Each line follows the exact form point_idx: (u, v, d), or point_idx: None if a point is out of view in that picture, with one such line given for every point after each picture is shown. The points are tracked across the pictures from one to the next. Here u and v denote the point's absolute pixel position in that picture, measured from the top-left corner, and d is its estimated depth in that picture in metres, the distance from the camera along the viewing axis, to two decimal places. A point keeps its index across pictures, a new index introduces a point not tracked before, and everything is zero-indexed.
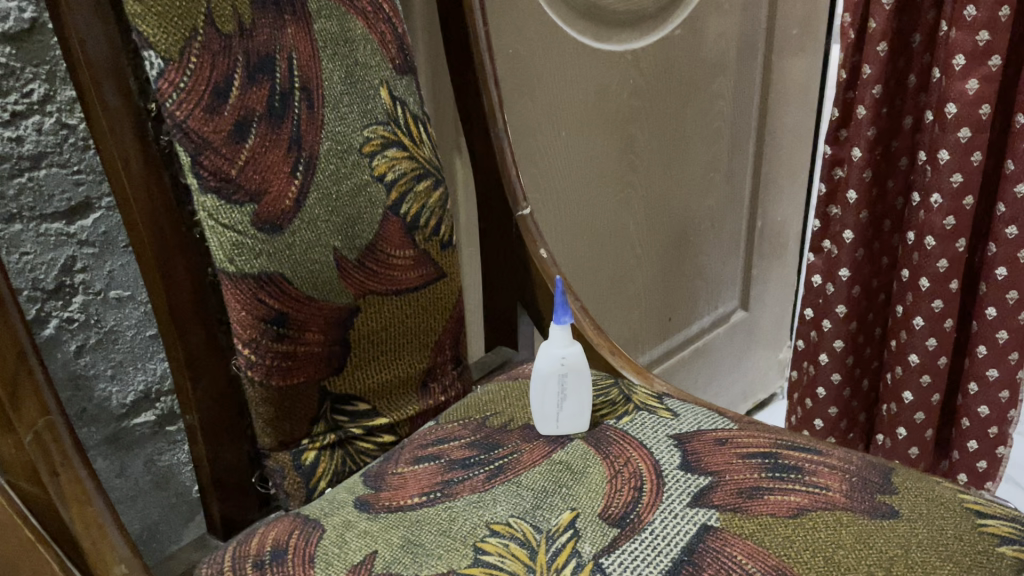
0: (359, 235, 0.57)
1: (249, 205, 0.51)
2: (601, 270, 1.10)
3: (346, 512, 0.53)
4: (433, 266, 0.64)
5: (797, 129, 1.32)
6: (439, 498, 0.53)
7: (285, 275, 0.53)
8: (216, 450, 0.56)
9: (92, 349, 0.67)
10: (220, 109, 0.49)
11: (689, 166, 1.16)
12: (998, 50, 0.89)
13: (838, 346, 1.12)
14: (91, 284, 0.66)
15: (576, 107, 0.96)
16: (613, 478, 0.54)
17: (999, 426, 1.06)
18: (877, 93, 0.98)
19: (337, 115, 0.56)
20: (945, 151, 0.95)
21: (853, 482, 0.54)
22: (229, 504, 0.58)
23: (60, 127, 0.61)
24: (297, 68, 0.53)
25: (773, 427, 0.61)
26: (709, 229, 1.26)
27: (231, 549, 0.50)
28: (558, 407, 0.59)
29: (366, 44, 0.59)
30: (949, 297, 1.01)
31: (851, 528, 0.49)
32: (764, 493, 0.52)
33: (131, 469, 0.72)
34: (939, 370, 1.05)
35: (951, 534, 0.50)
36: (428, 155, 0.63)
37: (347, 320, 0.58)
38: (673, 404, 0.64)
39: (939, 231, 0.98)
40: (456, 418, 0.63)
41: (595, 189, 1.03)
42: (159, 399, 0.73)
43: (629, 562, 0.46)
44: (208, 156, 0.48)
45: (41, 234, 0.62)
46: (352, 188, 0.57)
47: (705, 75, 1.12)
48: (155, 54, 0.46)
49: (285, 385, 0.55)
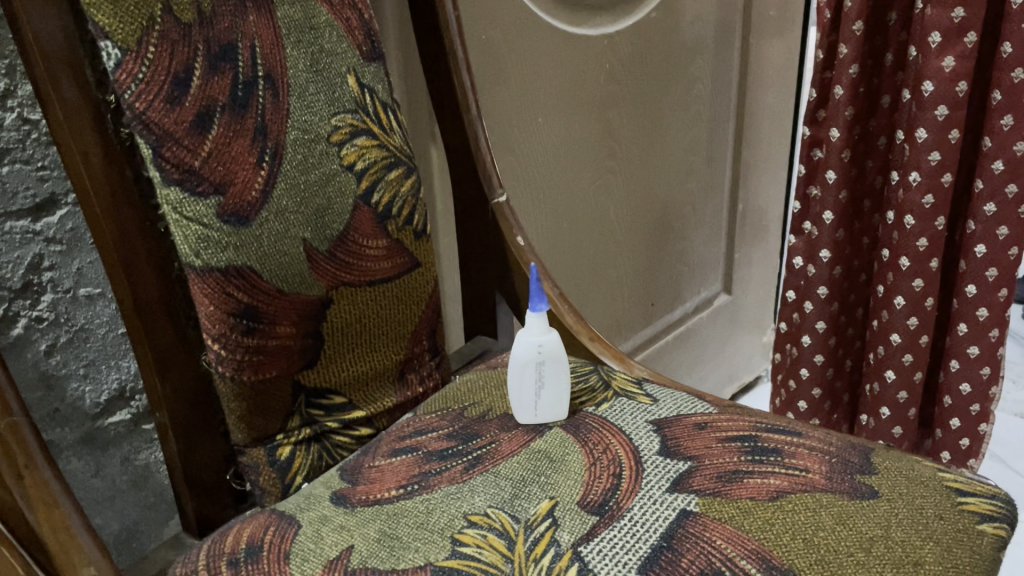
0: (329, 225, 0.56)
1: (214, 197, 0.50)
2: (582, 256, 1.09)
3: (323, 506, 0.52)
4: (408, 255, 0.63)
5: (776, 113, 1.32)
6: (416, 490, 0.52)
7: (253, 268, 0.52)
8: (189, 448, 0.55)
9: (63, 349, 0.66)
10: (181, 99, 0.48)
11: (667, 151, 1.15)
12: (974, 27, 0.89)
13: (820, 328, 1.12)
14: (59, 282, 0.65)
15: (551, 93, 0.95)
16: (592, 465, 0.53)
17: (981, 404, 1.05)
18: (853, 72, 0.97)
19: (303, 103, 0.55)
20: (922, 129, 0.94)
21: (833, 463, 0.53)
22: (202, 500, 0.57)
23: (22, 123, 0.60)
24: (260, 56, 0.52)
25: (752, 410, 0.61)
26: (690, 214, 1.25)
27: (205, 548, 0.50)
28: (536, 396, 0.58)
29: (332, 30, 0.57)
30: (930, 275, 1.01)
31: (831, 509, 0.49)
32: (743, 477, 0.51)
33: (107, 469, 0.71)
34: (921, 348, 1.05)
35: (931, 513, 0.49)
36: (399, 143, 0.61)
37: (319, 312, 0.57)
38: (653, 389, 0.63)
39: (918, 210, 0.98)
40: (434, 409, 0.62)
41: (574, 176, 1.03)
42: (133, 398, 0.72)
43: (608, 549, 0.46)
44: (170, 148, 0.47)
45: (6, 232, 0.60)
46: (320, 178, 0.55)
47: (682, 58, 1.12)
48: (112, 44, 0.45)
49: (257, 379, 0.55)
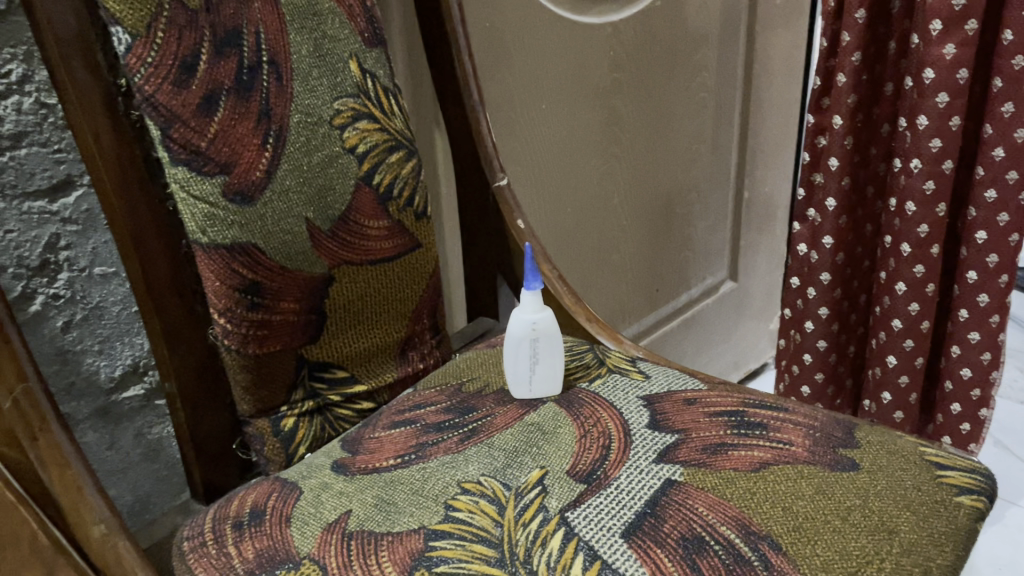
0: (331, 205, 0.59)
1: (220, 176, 0.52)
2: (586, 242, 1.11)
3: (324, 474, 0.55)
4: (409, 236, 0.65)
5: (782, 102, 1.33)
6: (412, 459, 0.55)
7: (258, 246, 0.54)
8: (196, 418, 0.57)
9: (79, 325, 0.68)
10: (188, 82, 0.50)
11: (672, 138, 1.17)
12: (975, 15, 0.90)
13: (823, 314, 1.13)
14: (75, 260, 0.67)
15: (555, 81, 0.97)
16: (582, 437, 0.55)
17: (982, 389, 1.07)
18: (856, 59, 0.98)
19: (306, 88, 0.57)
20: (923, 116, 0.95)
21: (816, 437, 0.55)
22: (210, 469, 0.59)
23: (39, 106, 0.62)
24: (265, 41, 0.54)
25: (742, 387, 0.63)
26: (696, 201, 1.27)
27: (211, 513, 0.52)
28: (531, 371, 0.60)
29: (335, 17, 0.59)
30: (931, 262, 1.02)
31: (811, 480, 0.50)
32: (728, 449, 0.53)
33: (121, 442, 0.74)
34: (923, 334, 1.06)
35: (910, 485, 0.51)
36: (400, 126, 0.63)
37: (322, 289, 0.59)
38: (646, 366, 0.65)
39: (919, 196, 0.99)
40: (434, 384, 0.65)
41: (577, 163, 1.04)
42: (146, 373, 0.75)
43: (594, 515, 0.48)
44: (178, 129, 0.50)
45: (24, 212, 0.63)
46: (322, 160, 0.58)
47: (688, 47, 1.13)
48: (123, 29, 0.47)
49: (262, 353, 0.57)
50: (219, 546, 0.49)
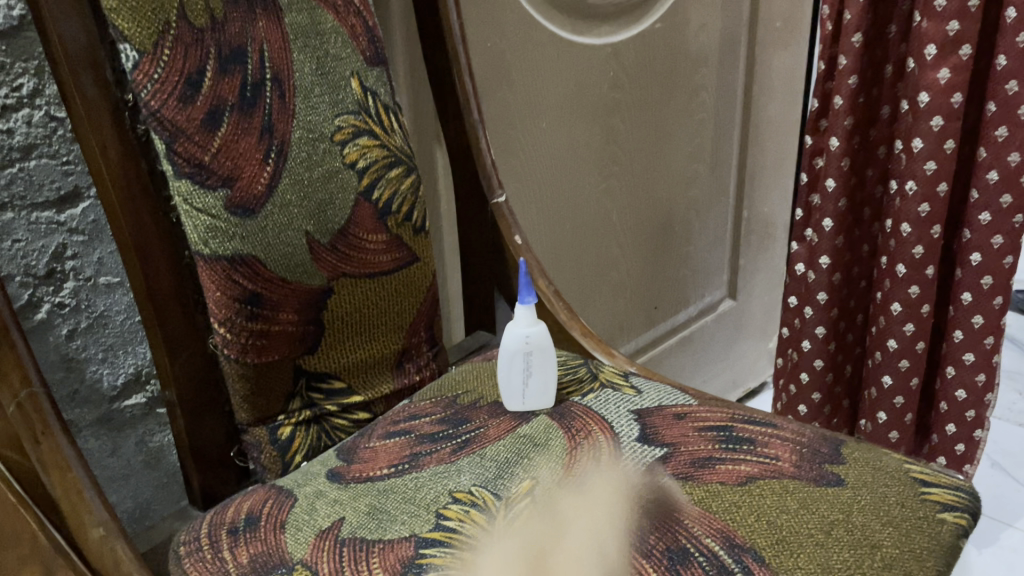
0: (331, 219, 0.60)
1: (222, 189, 0.53)
2: (585, 258, 1.12)
3: (319, 482, 0.56)
4: (408, 250, 0.66)
5: (782, 123, 1.34)
6: (405, 469, 0.56)
7: (258, 258, 0.56)
8: (196, 425, 0.58)
9: (83, 334, 0.70)
10: (192, 98, 0.51)
11: (672, 157, 1.18)
12: (968, 41, 0.91)
13: (820, 333, 1.14)
14: (81, 270, 0.69)
15: (555, 100, 0.99)
16: (573, 449, 0.56)
17: (976, 410, 1.07)
18: (853, 83, 1.00)
19: (308, 104, 0.58)
20: (919, 140, 0.97)
21: (803, 453, 0.56)
22: (208, 476, 0.60)
23: (49, 120, 0.64)
24: (268, 59, 0.56)
25: (732, 403, 0.64)
26: (695, 220, 1.28)
27: (208, 518, 0.53)
28: (524, 384, 0.61)
29: (337, 36, 0.61)
30: (926, 282, 1.03)
31: (796, 494, 0.51)
32: (716, 463, 0.54)
33: (122, 449, 0.75)
34: (918, 354, 1.07)
35: (894, 501, 0.52)
36: (399, 143, 0.65)
37: (320, 300, 0.61)
38: (639, 381, 0.66)
39: (914, 218, 1.00)
40: (429, 396, 0.66)
41: (576, 180, 1.06)
42: (148, 382, 0.76)
43: (582, 526, 0.49)
44: (182, 143, 0.51)
45: (32, 222, 0.64)
46: (323, 175, 0.59)
47: (688, 68, 1.15)
48: (131, 47, 0.49)
49: (260, 362, 0.58)
50: (214, 550, 0.50)
